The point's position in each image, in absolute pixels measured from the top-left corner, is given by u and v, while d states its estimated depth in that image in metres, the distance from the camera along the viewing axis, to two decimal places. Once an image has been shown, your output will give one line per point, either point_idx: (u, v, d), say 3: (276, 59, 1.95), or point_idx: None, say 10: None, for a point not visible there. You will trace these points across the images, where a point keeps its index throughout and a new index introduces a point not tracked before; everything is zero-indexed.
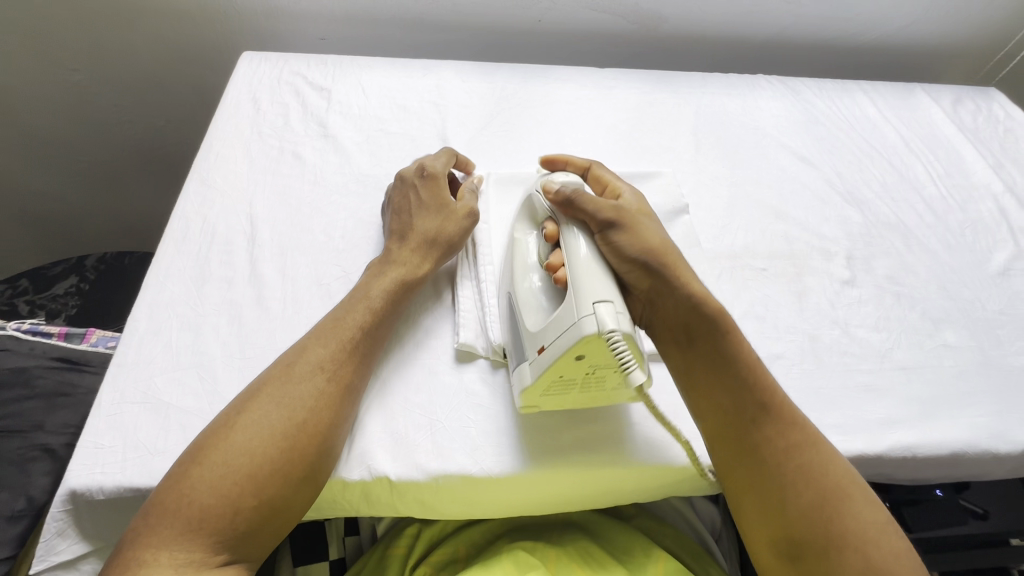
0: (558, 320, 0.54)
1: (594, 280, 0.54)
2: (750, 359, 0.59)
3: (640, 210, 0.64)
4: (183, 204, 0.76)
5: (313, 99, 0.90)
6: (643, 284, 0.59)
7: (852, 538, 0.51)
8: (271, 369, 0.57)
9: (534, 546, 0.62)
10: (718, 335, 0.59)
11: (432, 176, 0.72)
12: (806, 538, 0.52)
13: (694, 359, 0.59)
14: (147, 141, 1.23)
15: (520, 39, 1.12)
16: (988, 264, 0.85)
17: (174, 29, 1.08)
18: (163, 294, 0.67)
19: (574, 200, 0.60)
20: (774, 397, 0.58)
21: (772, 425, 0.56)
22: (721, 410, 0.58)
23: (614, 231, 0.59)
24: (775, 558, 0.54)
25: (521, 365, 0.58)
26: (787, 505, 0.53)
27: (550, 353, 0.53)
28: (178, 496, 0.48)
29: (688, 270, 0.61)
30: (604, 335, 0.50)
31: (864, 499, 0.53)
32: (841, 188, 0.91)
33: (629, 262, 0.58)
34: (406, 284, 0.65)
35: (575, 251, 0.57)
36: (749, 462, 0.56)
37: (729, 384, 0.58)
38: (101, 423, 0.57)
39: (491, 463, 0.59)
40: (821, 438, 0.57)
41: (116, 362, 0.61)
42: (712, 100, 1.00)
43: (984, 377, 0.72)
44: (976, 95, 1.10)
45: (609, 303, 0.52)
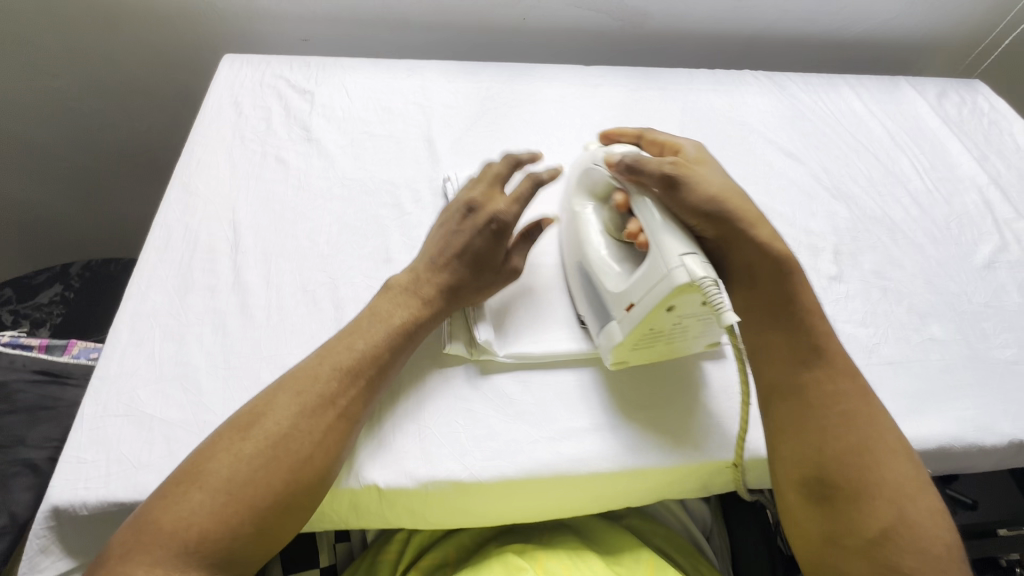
0: (645, 277, 0.58)
1: (673, 237, 0.58)
2: (808, 305, 0.63)
3: (697, 161, 0.66)
4: (165, 212, 0.75)
5: (296, 102, 0.89)
6: (712, 231, 0.62)
7: (886, 489, 0.55)
8: (275, 393, 0.55)
9: (523, 548, 0.62)
10: (778, 280, 0.63)
11: (499, 232, 0.65)
12: (839, 481, 0.55)
13: (752, 301, 0.64)
14: (129, 146, 1.21)
15: (505, 37, 1.11)
16: (974, 257, 0.85)
17: (153, 33, 1.06)
18: (145, 304, 0.66)
19: (634, 165, 0.62)
20: (830, 348, 0.61)
21: (824, 371, 0.60)
22: (774, 352, 0.62)
23: (678, 185, 0.61)
24: (803, 498, 0.56)
25: (608, 326, 0.63)
26: (826, 447, 0.56)
27: (642, 309, 0.58)
28: (174, 518, 0.48)
29: (755, 213, 0.64)
30: (697, 283, 0.55)
31: (903, 455, 0.57)
32: (827, 183, 0.92)
33: (698, 213, 0.61)
34: (425, 322, 0.63)
35: (648, 215, 0.60)
36: (794, 402, 0.59)
37: (786, 330, 0.62)
38: (83, 438, 0.56)
39: (480, 469, 0.59)
40: (869, 392, 0.60)
41: (98, 374, 0.60)
42: (698, 96, 1.00)
43: (970, 370, 0.73)
44: (960, 87, 1.10)
45: (695, 254, 0.56)
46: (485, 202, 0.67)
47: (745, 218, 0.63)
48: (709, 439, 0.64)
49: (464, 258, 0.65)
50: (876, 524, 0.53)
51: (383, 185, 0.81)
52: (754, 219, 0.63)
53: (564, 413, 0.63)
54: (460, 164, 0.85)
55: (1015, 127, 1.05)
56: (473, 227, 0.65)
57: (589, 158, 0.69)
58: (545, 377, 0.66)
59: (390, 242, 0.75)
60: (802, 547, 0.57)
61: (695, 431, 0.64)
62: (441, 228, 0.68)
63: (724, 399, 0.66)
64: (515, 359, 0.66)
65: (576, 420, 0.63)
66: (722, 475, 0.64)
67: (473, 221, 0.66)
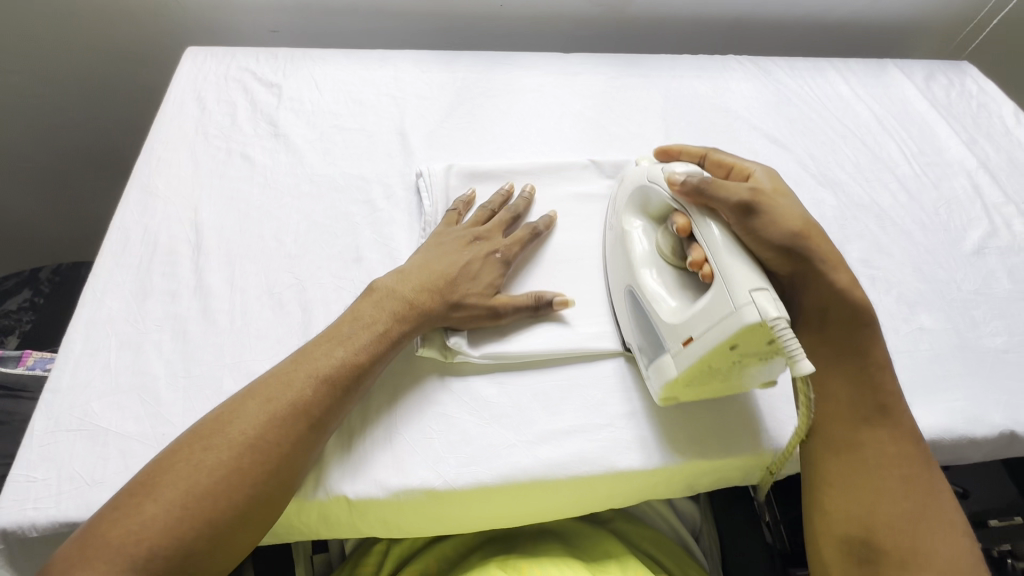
0: (709, 311, 0.54)
1: (742, 269, 0.53)
2: (876, 356, 0.61)
3: (775, 188, 0.61)
4: (122, 213, 0.71)
5: (262, 96, 0.85)
6: (787, 268, 0.59)
7: (937, 564, 0.53)
8: (244, 400, 0.52)
9: (506, 559, 0.59)
10: (847, 326, 0.61)
11: (501, 263, 0.66)
12: (887, 547, 0.54)
13: (819, 345, 0.62)
14: (97, 145, 1.17)
15: (482, 25, 1.08)
16: (963, 243, 0.83)
17: (115, 26, 1.02)
18: (101, 311, 0.63)
19: (704, 189, 0.57)
20: (895, 404, 0.59)
21: (888, 430, 0.58)
22: (835, 403, 0.60)
23: (752, 216, 0.57)
24: (843, 557, 0.55)
25: (662, 359, 0.59)
26: (878, 510, 0.55)
27: (703, 345, 0.54)
28: (123, 532, 0.45)
29: (834, 254, 0.61)
30: (768, 324, 0.50)
31: (958, 531, 0.55)
32: (814, 170, 0.89)
33: (771, 248, 0.58)
34: (408, 327, 0.60)
35: (716, 244, 0.55)
36: (849, 459, 0.58)
37: (851, 380, 0.60)
38: (32, 455, 0.53)
39: (455, 475, 0.57)
40: (932, 461, 0.58)
41: (49, 387, 0.57)
42: (681, 82, 0.97)
43: (960, 359, 0.71)
44: (948, 69, 1.08)
45: (765, 289, 0.51)
46: (491, 234, 0.68)
47: (823, 259, 0.60)
48: (692, 433, 0.62)
49: (461, 276, 0.63)
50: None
51: (354, 180, 0.78)
52: (833, 262, 0.61)
53: (543, 415, 0.61)
54: (434, 157, 0.81)
55: (1004, 109, 1.03)
56: (473, 253, 0.65)
57: (645, 173, 0.65)
58: (523, 378, 0.63)
59: (361, 241, 0.72)
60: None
61: (681, 432, 0.62)
62: (433, 245, 0.66)
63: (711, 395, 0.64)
64: (490, 360, 0.63)
65: (556, 423, 0.61)
66: (707, 476, 0.62)
67: (479, 248, 0.66)
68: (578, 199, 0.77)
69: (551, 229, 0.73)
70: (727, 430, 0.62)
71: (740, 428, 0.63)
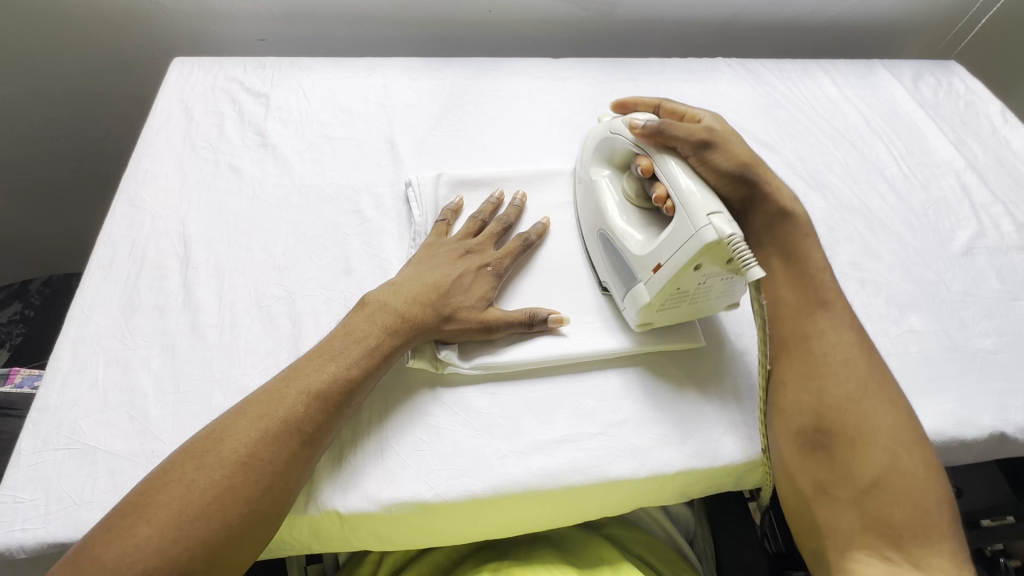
0: (673, 237, 0.58)
1: (699, 196, 0.58)
2: (814, 259, 0.65)
3: (724, 128, 0.65)
4: (109, 227, 0.71)
5: (250, 106, 0.85)
6: (739, 195, 0.65)
7: (881, 438, 0.56)
8: (236, 417, 0.52)
9: (499, 567, 0.59)
10: (794, 230, 0.65)
11: (493, 277, 0.66)
12: (837, 432, 0.57)
13: (768, 253, 0.66)
14: (85, 155, 1.16)
15: (470, 31, 1.07)
16: (951, 244, 0.84)
17: (100, 35, 1.01)
18: (88, 328, 0.62)
19: (664, 130, 0.63)
20: (833, 299, 0.63)
21: (830, 321, 0.61)
22: (782, 303, 0.63)
23: (708, 149, 0.63)
24: (800, 448, 0.58)
25: (633, 289, 0.63)
26: (826, 396, 0.58)
27: (670, 267, 0.58)
28: (116, 556, 0.44)
29: (777, 178, 0.67)
30: (725, 241, 0.55)
31: (898, 405, 0.58)
32: (803, 172, 0.89)
33: (724, 177, 0.64)
34: (402, 340, 0.60)
35: (676, 176, 0.60)
36: (800, 353, 0.60)
37: (794, 280, 0.64)
38: (20, 476, 0.53)
39: (447, 488, 0.57)
40: (870, 347, 0.61)
41: (37, 406, 0.57)
42: (671, 86, 0.97)
43: (949, 361, 0.71)
44: (936, 69, 1.08)
45: (721, 212, 0.56)
46: (483, 248, 0.68)
47: (771, 183, 0.65)
48: (683, 441, 0.62)
49: (452, 290, 0.63)
50: (869, 472, 0.55)
51: (343, 191, 0.77)
52: (779, 186, 0.66)
53: (535, 425, 0.61)
54: (423, 166, 0.81)
55: (991, 108, 1.03)
56: (462, 267, 0.65)
57: (610, 126, 0.69)
58: (515, 389, 0.63)
59: (350, 251, 0.72)
60: (794, 498, 0.59)
61: (672, 440, 0.62)
62: (421, 251, 0.67)
63: (700, 402, 0.64)
64: (480, 370, 0.63)
65: (547, 433, 0.61)
66: (699, 483, 0.63)
67: (471, 261, 0.66)
68: (568, 206, 0.77)
69: (542, 237, 0.72)
70: (717, 438, 0.62)
71: (730, 435, 0.63)
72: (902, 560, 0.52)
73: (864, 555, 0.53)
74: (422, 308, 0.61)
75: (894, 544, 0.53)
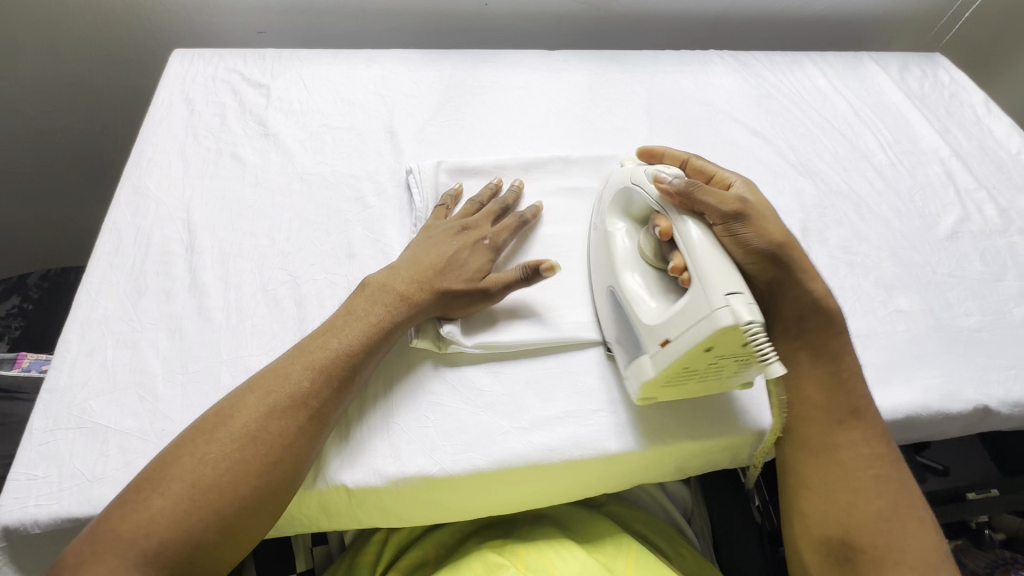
0: (684, 314, 0.55)
1: (719, 272, 0.54)
2: (848, 359, 0.63)
3: (757, 200, 0.63)
4: (114, 214, 0.71)
5: (251, 97, 0.86)
6: (766, 275, 0.62)
7: (908, 557, 0.55)
8: (244, 393, 0.54)
9: (503, 545, 0.61)
10: (826, 333, 0.63)
11: (489, 250, 0.67)
12: (863, 546, 0.57)
13: (798, 349, 0.63)
14: (82, 148, 1.16)
15: (467, 23, 1.09)
16: (937, 228, 0.86)
17: (94, 25, 1.01)
18: (96, 311, 0.63)
19: (692, 192, 0.58)
20: (864, 405, 0.62)
21: (861, 432, 0.61)
22: (811, 406, 0.62)
23: (739, 223, 0.59)
24: (824, 557, 0.58)
25: (639, 360, 0.60)
26: (854, 511, 0.58)
27: (680, 347, 0.55)
28: (130, 527, 0.46)
29: (810, 265, 0.63)
30: (741, 327, 0.52)
31: (927, 525, 0.57)
32: (794, 160, 0.92)
33: (752, 255, 0.60)
34: (399, 320, 0.61)
35: (694, 247, 0.56)
36: (828, 462, 0.60)
37: (827, 385, 0.62)
38: (32, 454, 0.54)
39: (451, 463, 0.58)
40: (900, 458, 0.61)
41: (47, 387, 0.58)
42: (665, 77, 0.99)
43: (935, 339, 0.74)
44: (922, 61, 1.11)
45: (740, 294, 0.53)
46: (480, 223, 0.69)
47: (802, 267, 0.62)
48: (681, 414, 0.64)
49: (447, 268, 0.64)
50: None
51: (345, 178, 0.79)
52: (811, 273, 0.63)
53: (536, 402, 0.63)
54: (423, 155, 0.83)
55: (975, 99, 1.06)
56: (464, 237, 0.68)
57: (632, 176, 0.66)
58: (516, 367, 0.65)
59: (353, 237, 0.73)
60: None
61: (671, 415, 0.63)
62: (417, 271, 0.64)
63: None
64: (483, 349, 0.64)
65: (548, 409, 0.62)
66: (695, 457, 0.65)
67: (467, 238, 0.68)
68: (564, 192, 0.79)
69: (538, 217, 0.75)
70: (713, 412, 0.64)
71: (725, 409, 0.65)
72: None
73: None
74: (420, 293, 0.62)
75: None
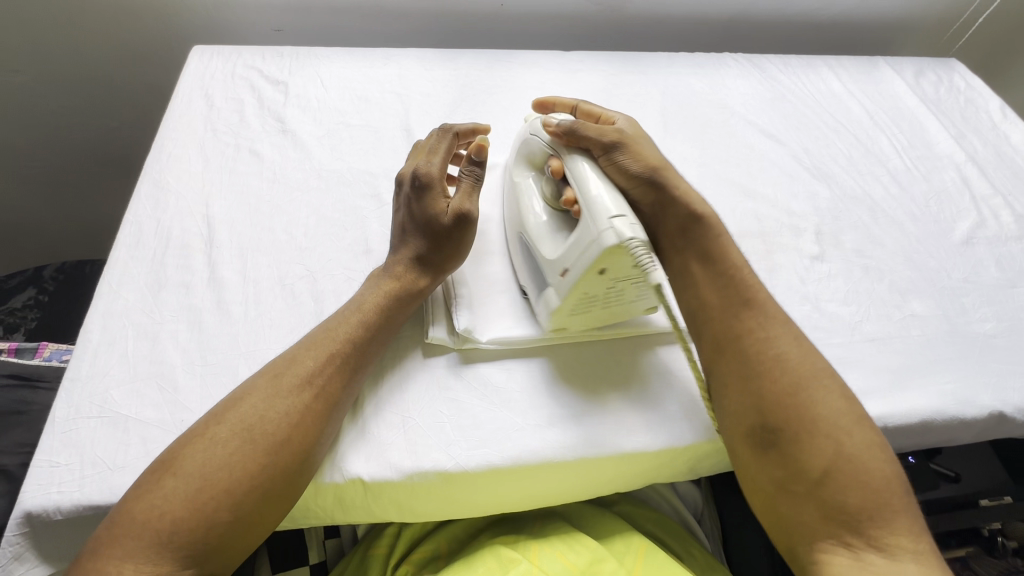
0: (577, 241, 0.57)
1: (605, 199, 0.57)
2: (734, 257, 0.65)
3: (636, 132, 0.68)
4: (135, 207, 0.72)
5: (269, 93, 0.87)
6: (648, 199, 0.66)
7: (824, 424, 0.55)
8: (255, 378, 0.55)
9: (516, 540, 0.61)
10: (708, 236, 0.65)
11: (419, 187, 0.65)
12: (781, 426, 0.55)
13: (689, 259, 0.66)
14: (101, 143, 1.18)
15: (482, 24, 1.10)
16: (952, 233, 0.86)
17: (117, 23, 1.02)
18: (117, 303, 0.64)
19: (575, 130, 0.64)
20: (756, 294, 0.63)
21: (758, 318, 0.61)
22: (708, 305, 0.63)
23: (620, 152, 0.65)
24: (752, 449, 0.56)
25: (546, 293, 0.62)
26: (765, 392, 0.57)
27: (574, 274, 0.57)
28: (147, 507, 0.47)
29: (687, 183, 0.68)
30: (624, 245, 0.54)
31: (836, 391, 0.57)
32: (808, 163, 0.92)
33: (633, 180, 0.65)
34: (401, 300, 0.63)
35: (581, 179, 0.60)
36: (733, 353, 0.60)
37: (716, 282, 0.64)
38: (55, 441, 0.55)
39: (465, 457, 0.58)
40: (802, 335, 0.61)
41: (69, 376, 0.59)
42: (679, 80, 0.99)
43: (950, 344, 0.74)
44: (937, 66, 1.11)
45: (625, 216, 0.56)
46: (408, 171, 0.68)
47: (679, 187, 0.66)
48: (691, 409, 0.64)
49: (411, 233, 0.65)
50: (819, 464, 0.53)
51: (361, 175, 0.79)
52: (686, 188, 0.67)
53: (548, 398, 0.63)
54: None
55: (990, 104, 1.06)
56: (405, 195, 0.66)
57: (529, 127, 0.69)
58: (531, 364, 0.65)
59: (369, 233, 0.74)
60: (756, 499, 0.57)
61: (678, 410, 0.64)
62: (393, 253, 0.66)
63: None
64: (497, 345, 0.65)
65: (559, 404, 0.63)
66: (709, 457, 0.65)
67: (403, 193, 0.67)
68: None
69: (482, 134, 0.73)
70: None
71: None
72: (865, 547, 0.51)
73: (830, 546, 0.52)
74: (403, 268, 0.64)
75: (854, 532, 0.51)
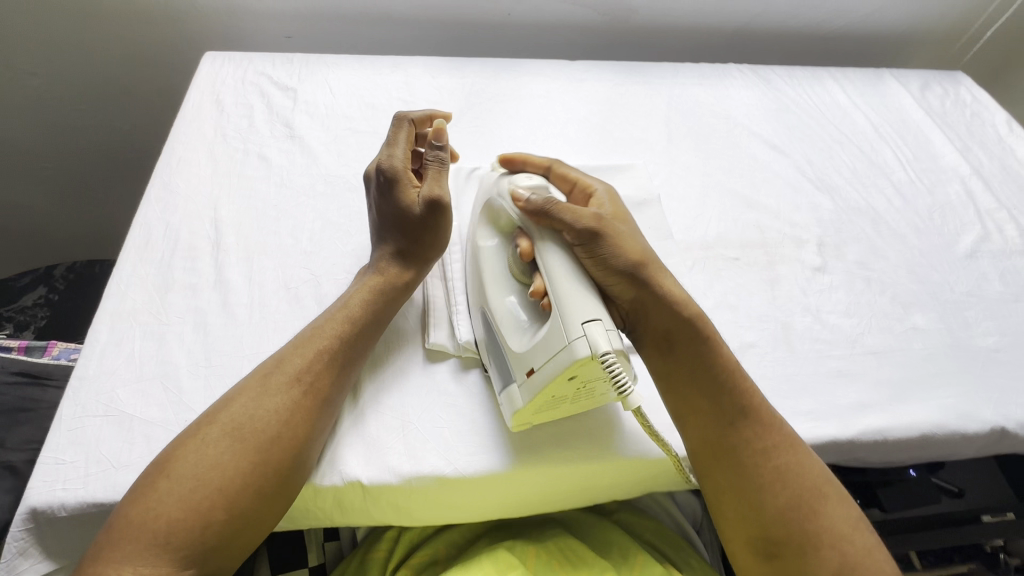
0: (546, 343, 0.54)
1: (579, 300, 0.53)
2: (726, 359, 0.60)
3: (615, 215, 0.62)
4: (144, 209, 0.74)
5: (279, 99, 0.89)
6: (627, 296, 0.59)
7: (827, 535, 0.54)
8: (246, 381, 0.56)
9: (513, 544, 0.61)
10: (697, 342, 0.60)
11: (385, 182, 0.65)
12: (784, 540, 0.54)
13: (674, 367, 0.60)
14: (113, 145, 1.20)
15: (489, 32, 1.11)
16: (956, 247, 0.86)
17: (132, 29, 1.05)
18: (125, 303, 0.65)
19: (548, 210, 0.57)
20: (752, 402, 0.59)
21: (752, 429, 0.58)
22: (699, 414, 0.59)
23: (600, 241, 0.57)
24: (752, 556, 0.56)
25: (510, 388, 0.58)
26: (765, 507, 0.55)
27: (541, 378, 0.54)
28: (144, 509, 0.48)
29: (671, 278, 0.61)
30: (597, 357, 0.50)
31: (836, 497, 0.56)
32: (811, 175, 0.92)
33: (614, 274, 0.57)
34: (385, 292, 0.64)
35: (553, 268, 0.56)
36: (728, 465, 0.57)
37: (707, 390, 0.59)
38: (61, 439, 0.56)
39: (464, 463, 0.59)
40: (798, 441, 0.59)
41: (77, 374, 0.60)
42: (684, 90, 1.00)
43: (953, 358, 0.73)
44: (943, 79, 1.11)
45: (599, 321, 0.52)
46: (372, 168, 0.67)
47: (663, 285, 0.60)
48: None
49: (388, 227, 0.66)
50: None
51: None
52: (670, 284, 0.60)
53: None
54: None
55: (997, 118, 1.05)
56: (374, 192, 0.66)
57: (496, 189, 0.64)
58: None
59: None
60: None
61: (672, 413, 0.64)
62: (375, 249, 0.67)
63: None
64: None
65: None
66: None
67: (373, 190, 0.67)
68: None
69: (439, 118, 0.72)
70: None
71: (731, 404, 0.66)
72: None
73: None
74: (386, 262, 0.65)
75: None
